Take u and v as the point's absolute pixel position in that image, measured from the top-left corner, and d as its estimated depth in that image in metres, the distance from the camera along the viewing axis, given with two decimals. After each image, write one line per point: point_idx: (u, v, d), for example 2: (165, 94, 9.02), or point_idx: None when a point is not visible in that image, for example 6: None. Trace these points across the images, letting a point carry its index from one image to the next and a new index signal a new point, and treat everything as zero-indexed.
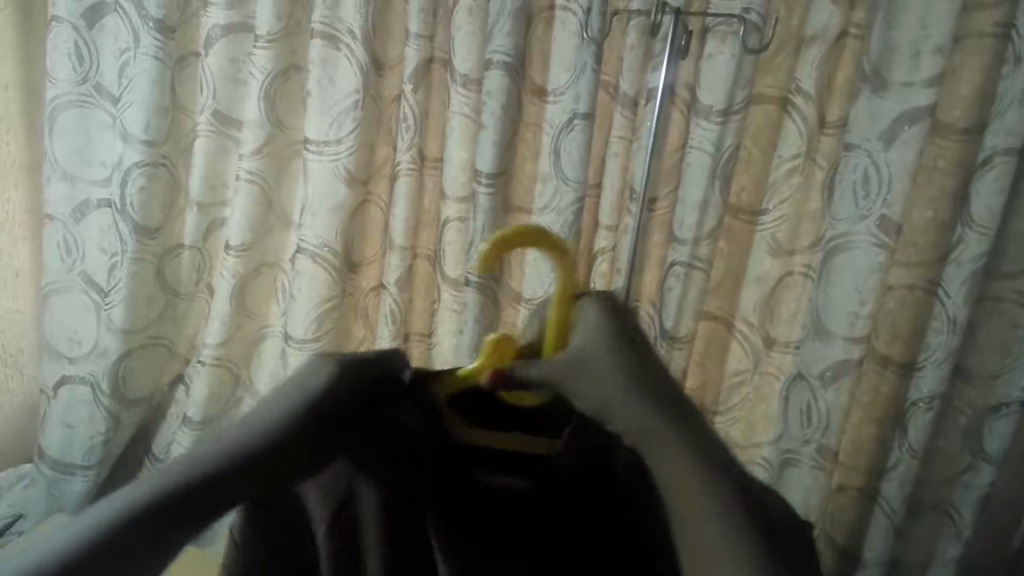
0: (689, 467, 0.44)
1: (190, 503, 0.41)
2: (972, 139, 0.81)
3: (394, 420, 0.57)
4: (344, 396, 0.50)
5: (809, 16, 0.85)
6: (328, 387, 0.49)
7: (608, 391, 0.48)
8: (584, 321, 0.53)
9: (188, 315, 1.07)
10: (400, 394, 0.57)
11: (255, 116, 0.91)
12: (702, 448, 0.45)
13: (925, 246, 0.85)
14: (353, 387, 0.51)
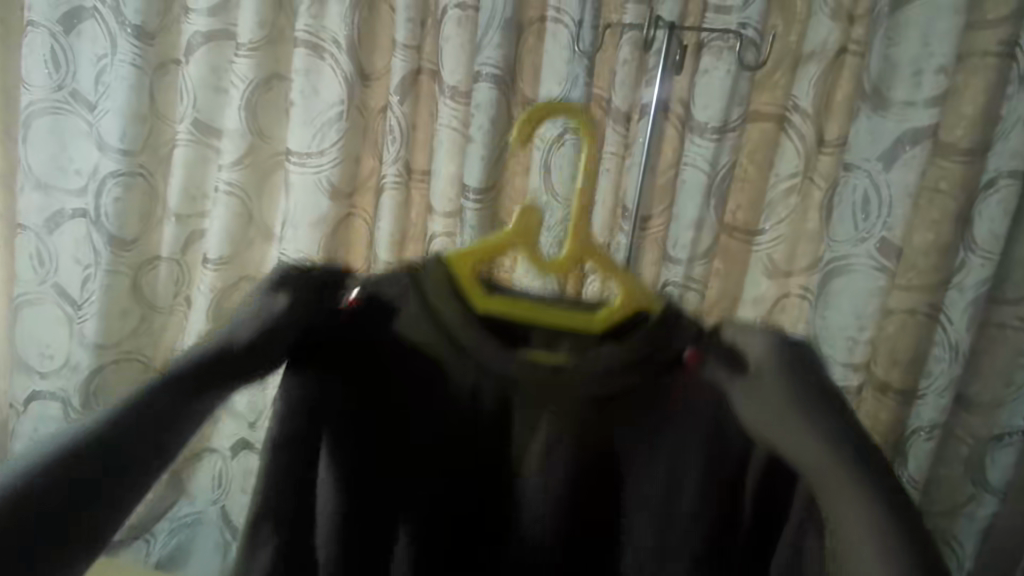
0: (854, 509, 0.44)
1: (170, 406, 0.47)
2: (975, 160, 0.78)
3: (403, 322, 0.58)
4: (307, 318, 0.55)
5: (806, 33, 0.81)
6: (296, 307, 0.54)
7: (827, 487, 0.46)
8: (756, 348, 0.53)
9: (165, 330, 1.02)
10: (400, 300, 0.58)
11: (235, 125, 0.88)
12: (886, 494, 0.45)
13: (927, 269, 0.82)
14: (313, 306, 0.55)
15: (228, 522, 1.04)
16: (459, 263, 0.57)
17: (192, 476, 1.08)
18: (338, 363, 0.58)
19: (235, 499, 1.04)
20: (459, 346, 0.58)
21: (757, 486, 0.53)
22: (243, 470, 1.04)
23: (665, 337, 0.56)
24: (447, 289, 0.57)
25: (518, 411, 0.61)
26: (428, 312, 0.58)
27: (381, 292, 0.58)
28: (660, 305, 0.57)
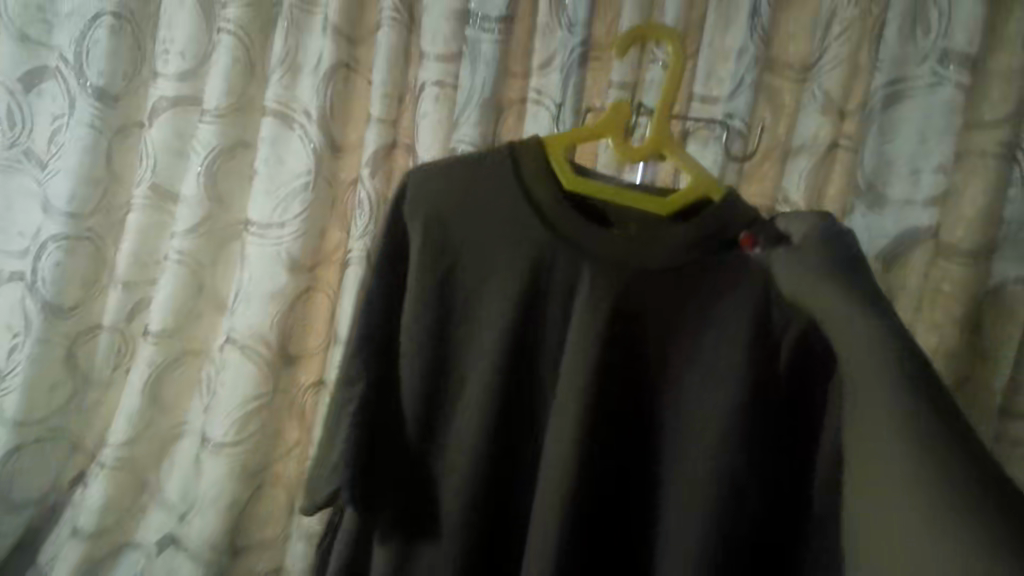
0: (881, 398, 0.45)
1: None
2: (981, 262, 0.73)
3: (507, 202, 0.63)
4: (436, 184, 0.64)
5: (795, 127, 0.77)
6: (420, 197, 0.64)
7: (874, 396, 0.46)
8: (802, 229, 0.57)
9: (102, 404, 0.95)
10: (510, 169, 0.64)
11: (192, 193, 0.82)
12: (919, 377, 0.45)
13: (933, 376, 0.75)
14: (441, 176, 0.64)
15: None
16: (554, 146, 0.64)
17: None
18: (442, 227, 0.63)
19: None
20: (546, 225, 0.62)
21: (791, 356, 0.60)
22: (167, 570, 0.91)
23: (724, 220, 0.61)
24: (539, 163, 0.63)
25: (583, 287, 0.62)
26: (524, 189, 0.63)
27: (486, 161, 0.64)
28: (725, 187, 0.62)
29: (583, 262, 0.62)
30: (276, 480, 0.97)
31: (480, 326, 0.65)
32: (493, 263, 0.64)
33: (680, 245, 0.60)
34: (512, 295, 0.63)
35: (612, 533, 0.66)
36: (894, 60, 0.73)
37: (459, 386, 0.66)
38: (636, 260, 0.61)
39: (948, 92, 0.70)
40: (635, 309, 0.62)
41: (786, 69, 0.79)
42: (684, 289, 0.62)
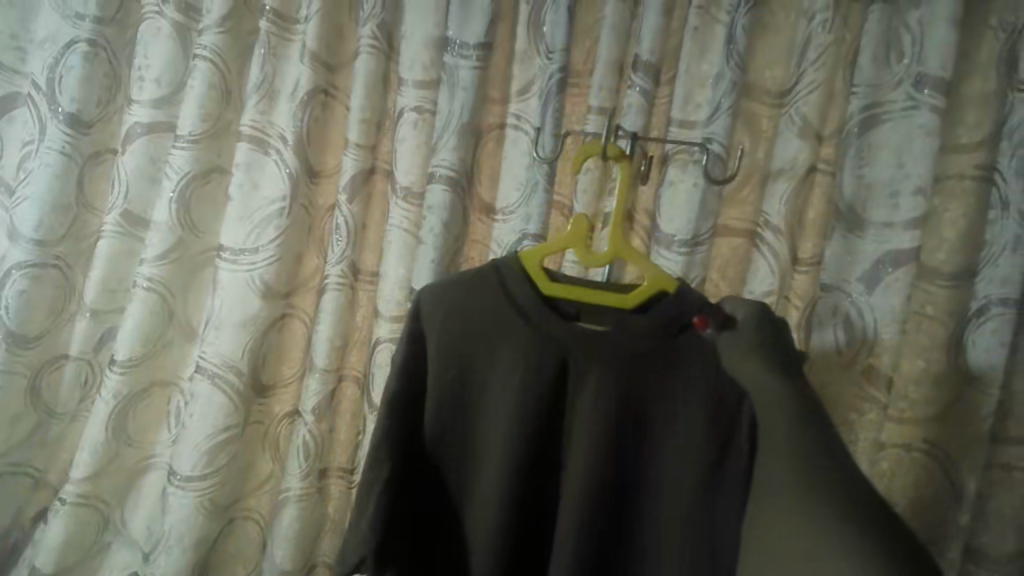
0: (785, 444, 0.48)
1: None
2: (961, 284, 0.73)
3: (496, 311, 0.66)
4: (434, 305, 0.67)
5: (774, 151, 0.77)
6: (428, 310, 0.67)
7: (774, 445, 0.48)
8: (743, 313, 0.60)
9: (66, 438, 0.91)
10: (495, 280, 0.67)
11: (163, 218, 0.80)
12: (809, 419, 0.49)
13: (921, 399, 0.73)
14: (438, 295, 0.68)
15: None
16: (528, 256, 0.67)
17: None
18: (447, 333, 0.67)
19: None
20: (530, 322, 0.65)
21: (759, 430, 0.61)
22: None
23: (681, 309, 0.63)
24: (519, 275, 0.66)
25: (571, 378, 0.65)
26: (513, 304, 0.66)
27: (477, 276, 0.68)
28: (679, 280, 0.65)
29: (571, 359, 0.65)
30: (248, 514, 0.93)
31: (482, 414, 0.68)
32: (493, 363, 0.67)
33: (655, 333, 0.63)
34: (511, 385, 0.66)
35: None
36: (870, 86, 0.74)
37: (475, 467, 0.69)
38: (617, 354, 0.64)
39: (925, 118, 0.70)
40: (624, 400, 0.64)
41: (763, 95, 0.79)
42: (665, 372, 0.64)
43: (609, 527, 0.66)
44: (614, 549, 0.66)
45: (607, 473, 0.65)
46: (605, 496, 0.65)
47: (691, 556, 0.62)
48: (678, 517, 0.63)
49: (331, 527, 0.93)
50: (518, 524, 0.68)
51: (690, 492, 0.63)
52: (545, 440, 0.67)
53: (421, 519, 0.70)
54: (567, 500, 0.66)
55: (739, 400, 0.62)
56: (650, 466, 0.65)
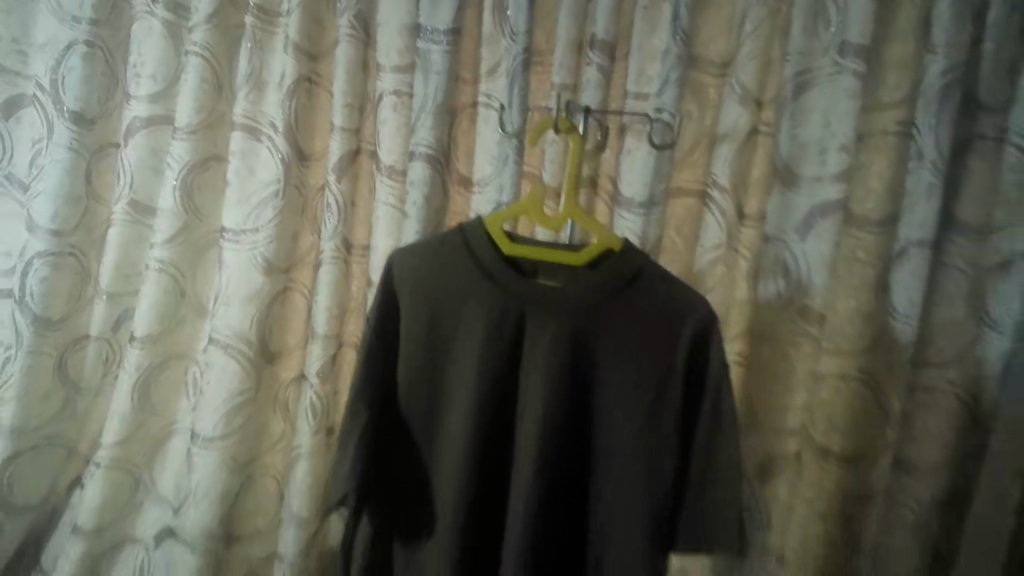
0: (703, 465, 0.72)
1: None
2: (888, 230, 0.80)
3: (463, 272, 0.76)
4: (409, 268, 0.77)
5: (719, 116, 0.86)
6: (403, 273, 0.77)
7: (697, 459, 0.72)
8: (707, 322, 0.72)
9: (93, 410, 1.00)
10: (463, 244, 0.76)
11: (169, 205, 0.88)
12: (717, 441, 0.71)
13: (853, 335, 0.82)
14: (413, 259, 0.77)
15: None
16: (492, 221, 0.76)
17: (109, 569, 1.00)
18: (420, 294, 0.76)
19: None
20: (494, 283, 0.74)
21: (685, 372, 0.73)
22: (165, 560, 0.96)
23: (624, 266, 0.73)
24: (483, 237, 0.75)
25: (529, 327, 0.74)
26: (478, 264, 0.75)
27: (448, 242, 0.77)
28: (624, 240, 0.74)
29: (528, 312, 0.74)
30: (265, 471, 1.03)
31: (450, 368, 0.77)
32: (462, 317, 0.76)
33: (601, 287, 0.73)
34: (476, 338, 0.75)
35: (568, 523, 0.78)
36: (801, 54, 0.82)
37: (445, 411, 0.78)
38: (569, 306, 0.73)
39: (847, 83, 0.79)
40: (576, 346, 0.74)
41: (708, 65, 0.86)
42: (614, 325, 0.74)
43: (562, 463, 0.76)
44: (565, 480, 0.77)
45: (560, 412, 0.74)
46: (559, 437, 0.74)
47: (632, 484, 0.74)
48: (621, 448, 0.74)
49: None
50: (482, 472, 0.77)
51: (630, 429, 0.73)
52: (507, 386, 0.76)
53: (400, 454, 0.80)
54: (523, 442, 0.74)
55: (672, 347, 0.73)
56: (596, 405, 0.76)
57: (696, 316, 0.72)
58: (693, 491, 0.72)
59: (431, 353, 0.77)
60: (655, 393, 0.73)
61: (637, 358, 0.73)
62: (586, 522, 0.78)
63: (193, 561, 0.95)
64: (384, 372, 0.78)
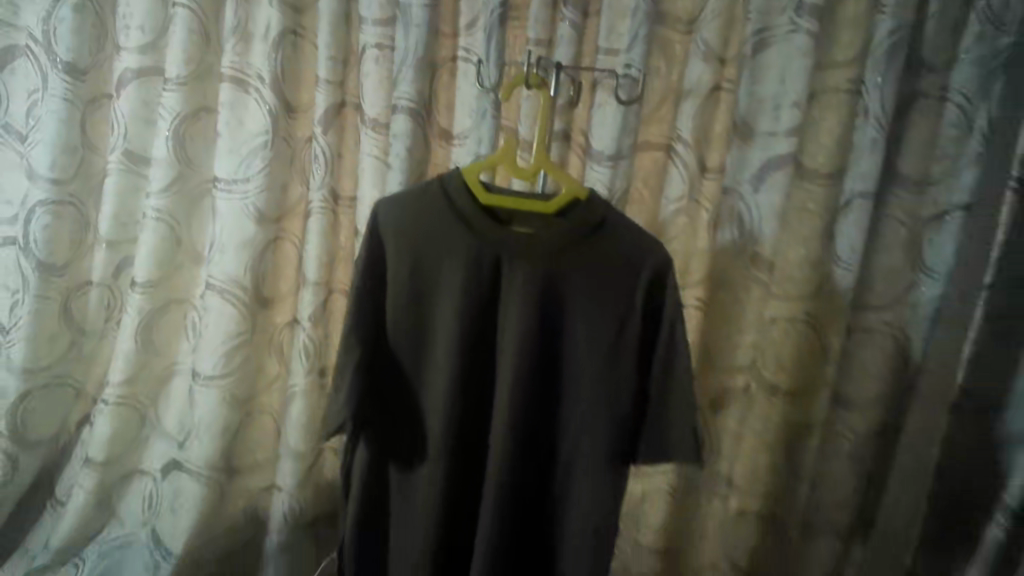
0: (662, 392, 0.80)
1: None
2: (836, 182, 0.86)
3: (442, 219, 0.81)
4: (392, 216, 0.82)
5: (685, 73, 0.91)
6: (387, 221, 0.83)
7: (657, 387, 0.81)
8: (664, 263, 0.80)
9: (98, 352, 1.06)
10: (442, 193, 0.82)
11: (162, 155, 0.92)
12: (673, 370, 0.80)
13: (801, 280, 0.90)
14: (397, 208, 0.83)
15: (159, 541, 1.03)
16: (469, 172, 0.82)
17: (121, 498, 1.08)
18: (403, 240, 0.82)
19: (167, 520, 1.03)
20: (472, 229, 0.80)
21: (645, 309, 0.80)
22: (173, 489, 1.03)
23: (591, 213, 0.79)
24: (462, 187, 0.81)
25: (505, 270, 0.81)
26: (456, 212, 0.81)
27: (428, 191, 0.83)
28: (590, 191, 0.81)
29: (504, 255, 0.80)
30: (263, 408, 1.11)
31: (434, 310, 0.84)
32: (442, 261, 0.82)
33: (569, 232, 0.79)
34: (456, 280, 0.81)
35: (542, 447, 0.86)
36: (761, 12, 0.87)
37: (429, 348, 0.85)
38: (542, 250, 0.79)
39: (802, 41, 0.84)
40: (547, 287, 0.80)
41: (676, 22, 0.91)
42: (582, 268, 0.80)
43: (536, 392, 0.84)
44: (539, 408, 0.85)
45: (533, 347, 0.81)
46: (533, 369, 0.82)
47: (598, 410, 0.82)
48: (588, 378, 0.82)
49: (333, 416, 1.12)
50: (464, 401, 0.85)
51: (595, 363, 0.81)
52: (486, 324, 0.84)
53: (389, 388, 0.88)
54: (501, 373, 0.82)
55: (632, 288, 0.80)
56: (567, 341, 0.83)
57: (654, 259, 0.79)
58: (652, 417, 0.81)
59: (416, 295, 0.84)
60: (617, 330, 0.80)
61: (601, 299, 0.80)
62: (556, 451, 0.86)
63: (198, 490, 1.02)
64: (372, 314, 0.84)
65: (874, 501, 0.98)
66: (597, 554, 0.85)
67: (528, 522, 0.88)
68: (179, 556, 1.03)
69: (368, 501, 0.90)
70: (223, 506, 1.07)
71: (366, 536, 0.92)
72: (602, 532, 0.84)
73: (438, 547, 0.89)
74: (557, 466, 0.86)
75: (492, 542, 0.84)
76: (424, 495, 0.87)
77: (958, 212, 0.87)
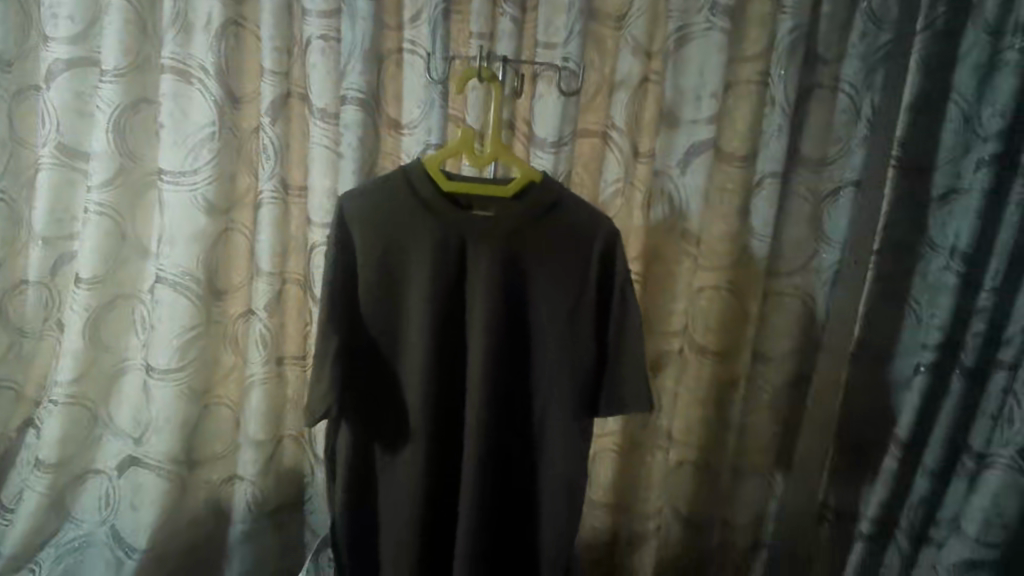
0: (618, 353, 0.89)
1: None
2: (749, 166, 0.99)
3: (408, 207, 0.86)
4: (358, 207, 0.86)
5: (616, 65, 1.00)
6: (353, 211, 0.86)
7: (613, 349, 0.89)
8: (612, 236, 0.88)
9: (37, 353, 1.03)
10: (405, 182, 0.86)
11: (103, 147, 0.91)
12: (627, 332, 0.88)
13: (723, 252, 1.02)
14: (362, 198, 0.86)
15: (120, 538, 1.04)
16: (430, 161, 0.87)
17: (74, 499, 1.06)
18: (371, 229, 0.86)
19: (128, 516, 1.04)
20: (436, 216, 0.85)
21: (598, 280, 0.89)
22: (131, 486, 1.04)
23: (546, 195, 0.86)
24: (424, 175, 0.86)
25: (471, 251, 0.87)
26: (420, 199, 0.85)
27: (391, 182, 0.87)
28: (543, 173, 0.88)
29: (469, 238, 0.86)
30: (221, 399, 1.10)
31: (406, 293, 0.89)
32: (410, 246, 0.87)
33: (528, 213, 0.86)
34: (425, 263, 0.86)
35: (514, 413, 0.94)
36: (681, 11, 0.97)
37: (402, 329, 0.90)
38: (503, 231, 0.86)
39: (717, 38, 0.95)
40: (511, 265, 0.88)
41: (606, 18, 0.99)
42: (540, 246, 0.87)
43: (506, 363, 0.91)
44: (509, 377, 0.92)
45: (501, 321, 0.89)
46: (502, 341, 0.89)
47: (563, 374, 0.90)
48: (552, 346, 0.90)
49: (294, 403, 1.14)
50: (440, 375, 0.91)
51: (558, 332, 0.89)
52: (455, 303, 0.90)
53: (365, 371, 0.92)
54: (473, 347, 0.89)
55: (586, 260, 0.88)
56: (531, 314, 0.91)
57: (604, 233, 0.88)
58: (611, 377, 0.90)
59: (387, 280, 0.88)
60: (574, 299, 0.88)
61: (560, 272, 0.88)
62: (529, 414, 0.93)
63: (159, 484, 1.03)
64: (344, 302, 0.88)
65: (789, 444, 1.11)
66: (571, 500, 0.95)
67: (509, 482, 0.97)
68: (143, 551, 1.04)
69: (354, 479, 0.95)
70: (185, 498, 1.08)
71: (356, 513, 0.97)
72: (575, 481, 0.94)
73: (426, 514, 0.96)
74: (530, 429, 0.94)
75: (476, 500, 0.92)
76: (408, 465, 0.94)
77: (850, 186, 0.99)
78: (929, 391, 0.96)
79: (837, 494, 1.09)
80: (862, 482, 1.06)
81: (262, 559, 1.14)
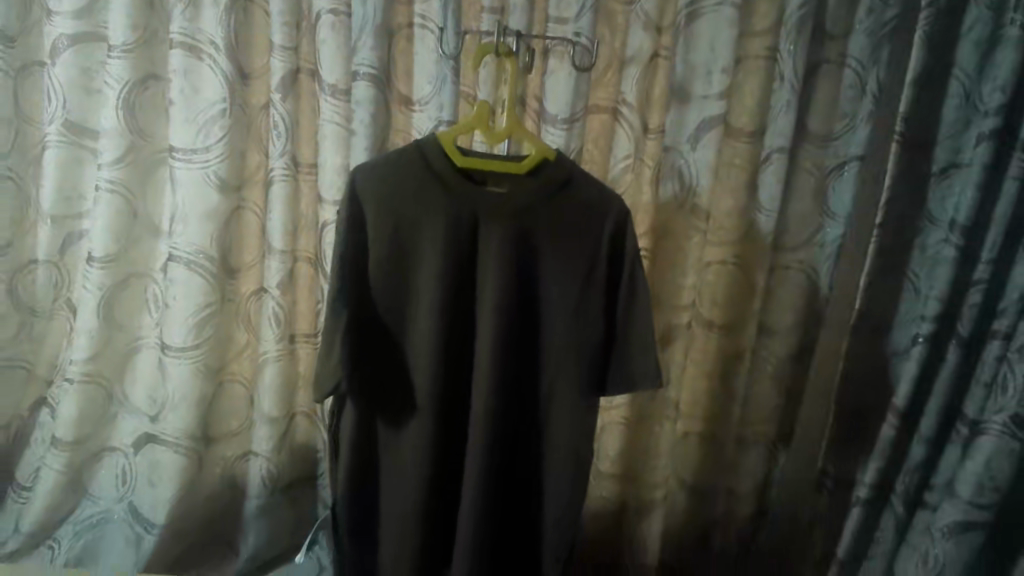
0: (626, 329, 0.90)
1: None
2: (756, 141, 1.02)
3: (421, 183, 0.86)
4: (370, 181, 0.86)
5: (627, 40, 1.01)
6: (366, 186, 0.86)
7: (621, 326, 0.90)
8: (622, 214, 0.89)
9: (47, 333, 1.03)
10: (419, 157, 0.87)
11: (113, 124, 0.90)
12: (635, 309, 0.89)
13: (731, 227, 1.05)
14: (374, 173, 0.87)
15: (139, 514, 1.07)
16: (445, 136, 0.87)
17: (91, 476, 1.07)
18: (382, 204, 0.86)
19: (145, 492, 1.06)
20: (449, 191, 0.86)
21: (608, 257, 0.90)
22: (148, 463, 1.05)
23: (558, 172, 0.87)
24: (438, 150, 0.86)
25: (482, 228, 0.88)
26: (433, 175, 0.86)
27: (404, 157, 0.87)
28: (557, 151, 0.89)
29: (480, 214, 0.87)
30: (234, 376, 1.11)
31: (416, 270, 0.89)
32: (422, 221, 0.87)
33: (539, 190, 0.87)
34: (437, 239, 0.87)
35: (521, 389, 0.95)
36: None
37: (412, 305, 0.91)
38: (515, 208, 0.87)
39: (728, 12, 0.95)
40: (521, 241, 0.88)
41: None
42: (552, 222, 0.88)
43: (514, 339, 0.92)
44: (517, 353, 0.93)
45: (511, 297, 0.90)
46: (511, 317, 0.91)
47: (570, 350, 0.92)
48: (561, 323, 0.91)
49: (307, 379, 1.15)
50: (449, 352, 0.92)
51: (568, 308, 0.90)
52: (465, 280, 0.91)
53: (375, 347, 0.92)
54: (484, 322, 0.90)
55: (598, 238, 0.89)
56: (540, 291, 0.92)
57: (615, 211, 0.89)
58: (618, 353, 0.91)
59: (397, 257, 0.89)
60: (584, 276, 0.89)
61: (570, 249, 0.89)
62: (537, 390, 0.95)
63: (177, 460, 1.04)
64: (355, 277, 0.88)
65: (792, 412, 1.15)
66: (575, 475, 0.97)
67: (515, 458, 0.98)
68: (161, 527, 1.06)
69: (364, 453, 0.97)
70: (201, 475, 1.09)
71: (364, 488, 0.98)
72: (579, 455, 0.95)
73: (433, 489, 0.97)
74: (538, 404, 0.96)
75: (483, 474, 0.94)
76: (416, 440, 0.95)
77: (854, 160, 1.01)
78: (927, 360, 0.95)
79: (835, 463, 1.11)
80: (859, 453, 1.08)
81: (276, 535, 1.14)
